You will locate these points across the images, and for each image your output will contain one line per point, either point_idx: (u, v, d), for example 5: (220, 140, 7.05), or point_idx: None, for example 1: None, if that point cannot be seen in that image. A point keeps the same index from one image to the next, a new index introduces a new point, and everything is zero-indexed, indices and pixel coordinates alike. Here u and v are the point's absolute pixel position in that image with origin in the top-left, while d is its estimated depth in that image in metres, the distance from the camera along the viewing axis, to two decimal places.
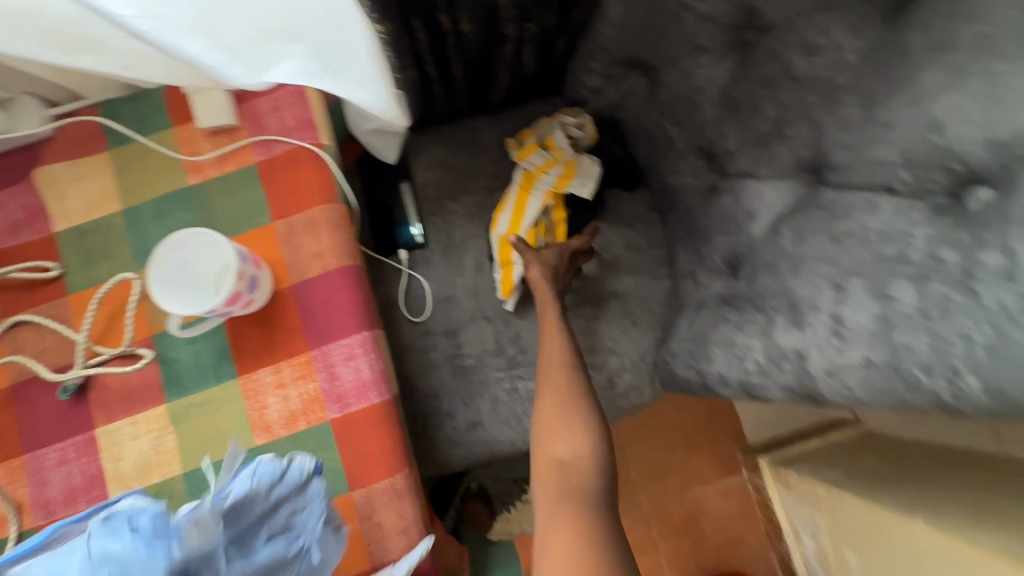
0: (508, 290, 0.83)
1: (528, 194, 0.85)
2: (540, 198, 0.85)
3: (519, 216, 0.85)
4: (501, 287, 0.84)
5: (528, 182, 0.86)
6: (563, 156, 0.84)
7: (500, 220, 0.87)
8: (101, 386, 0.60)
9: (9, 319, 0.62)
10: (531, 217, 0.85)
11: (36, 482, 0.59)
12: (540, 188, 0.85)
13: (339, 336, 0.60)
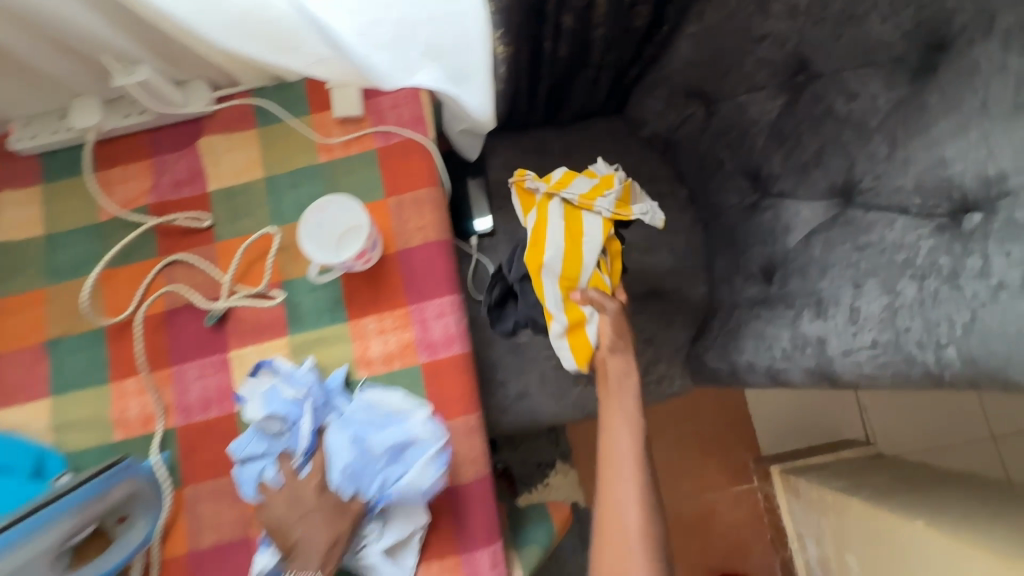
0: (588, 356, 0.72)
1: (582, 221, 0.74)
2: (601, 234, 0.74)
3: (578, 260, 0.73)
4: (574, 353, 0.72)
5: (579, 212, 0.74)
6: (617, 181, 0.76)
7: (554, 263, 0.72)
8: (236, 318, 0.74)
9: (167, 257, 0.76)
10: (593, 259, 0.74)
11: (179, 390, 0.72)
12: (594, 219, 0.75)
13: (434, 296, 0.73)
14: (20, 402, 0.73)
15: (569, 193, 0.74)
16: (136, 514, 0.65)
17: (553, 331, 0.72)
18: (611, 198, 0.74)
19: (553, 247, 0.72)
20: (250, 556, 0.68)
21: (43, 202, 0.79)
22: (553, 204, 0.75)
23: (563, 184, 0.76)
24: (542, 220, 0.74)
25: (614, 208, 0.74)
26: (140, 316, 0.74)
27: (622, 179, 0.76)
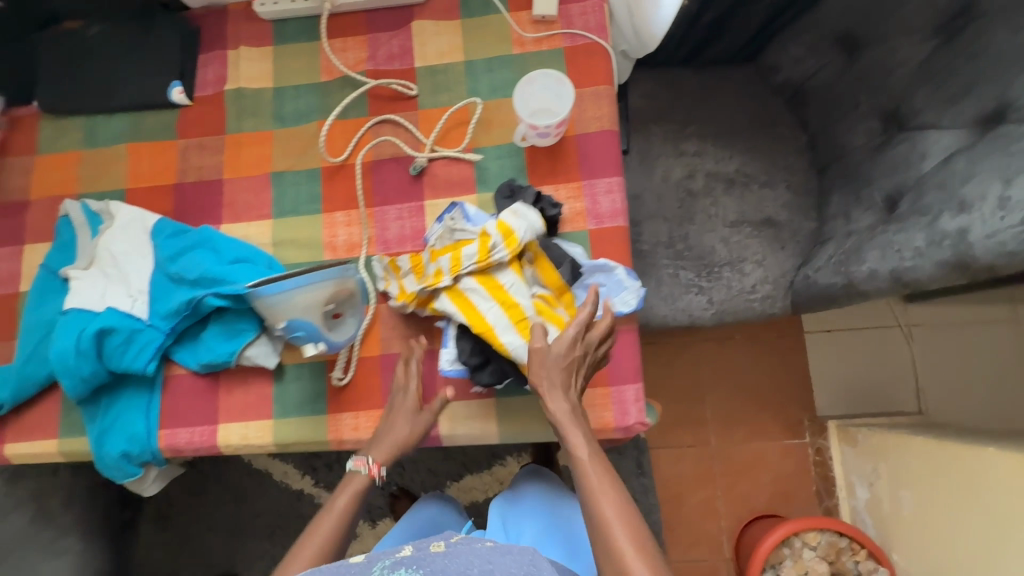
0: None
1: (499, 279, 0.70)
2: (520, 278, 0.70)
3: (513, 305, 0.69)
4: None
5: (489, 274, 0.71)
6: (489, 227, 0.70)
7: (497, 325, 0.68)
8: (433, 174, 0.87)
9: (377, 117, 0.89)
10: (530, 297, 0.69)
11: (380, 226, 0.86)
12: (506, 272, 0.70)
13: (605, 176, 0.85)
14: (247, 219, 0.88)
15: (465, 266, 0.70)
16: (348, 314, 0.79)
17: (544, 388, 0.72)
18: (499, 242, 0.69)
19: (489, 310, 0.69)
20: (431, 367, 0.80)
21: (275, 60, 0.93)
22: (462, 284, 0.71)
23: (453, 261, 0.70)
24: (468, 304, 0.70)
25: (506, 249, 0.69)
26: (353, 162, 0.88)
27: (495, 222, 0.70)
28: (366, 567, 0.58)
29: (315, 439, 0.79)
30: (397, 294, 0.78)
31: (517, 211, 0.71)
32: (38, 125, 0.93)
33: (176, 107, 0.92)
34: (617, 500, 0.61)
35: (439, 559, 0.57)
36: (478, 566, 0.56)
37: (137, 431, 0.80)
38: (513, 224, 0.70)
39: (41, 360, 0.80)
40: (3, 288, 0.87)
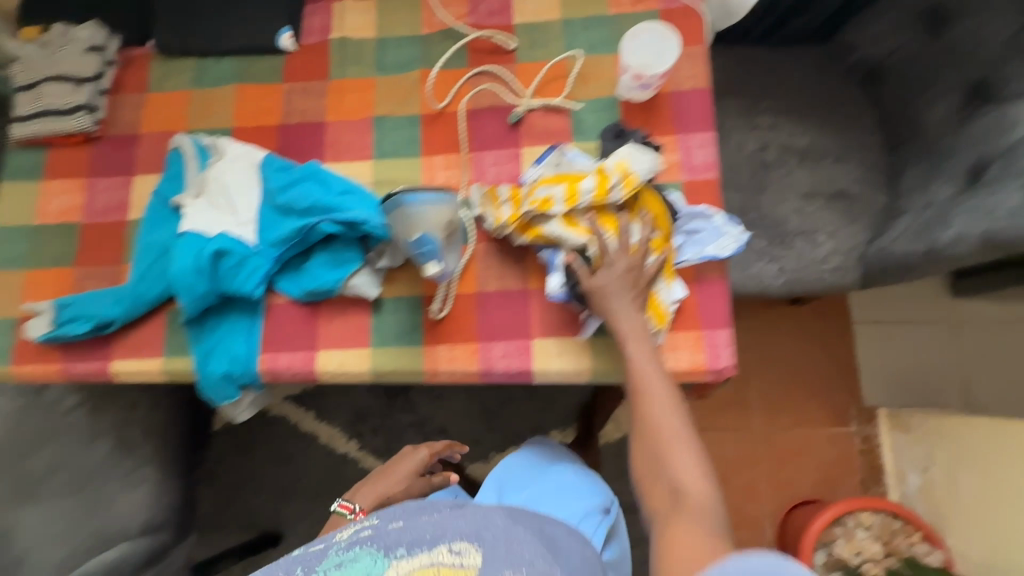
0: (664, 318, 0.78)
1: (614, 216, 0.76)
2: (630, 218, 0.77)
3: (627, 236, 0.75)
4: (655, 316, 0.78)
5: (602, 209, 0.77)
6: (606, 166, 0.76)
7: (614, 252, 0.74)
8: (530, 123, 0.89)
9: (476, 68, 0.92)
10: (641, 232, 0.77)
11: (478, 171, 0.88)
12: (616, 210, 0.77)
13: (699, 131, 0.87)
14: (348, 160, 0.91)
15: (583, 199, 0.75)
16: (448, 248, 0.75)
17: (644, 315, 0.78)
18: (618, 180, 0.75)
19: (606, 239, 0.75)
20: (526, 306, 0.82)
21: (379, 13, 0.96)
22: (577, 217, 0.76)
23: (570, 194, 0.76)
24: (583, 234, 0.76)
25: (623, 189, 0.75)
26: (452, 110, 0.91)
27: (614, 163, 0.76)
28: (324, 552, 0.74)
29: (411, 369, 0.82)
30: (493, 220, 0.81)
31: (633, 156, 0.77)
32: (150, 65, 0.97)
33: (282, 54, 0.96)
34: (658, 364, 0.73)
35: (395, 533, 0.74)
36: (429, 532, 0.72)
37: (239, 355, 0.83)
38: (632, 166, 0.76)
39: (156, 282, 0.83)
40: (112, 215, 0.91)
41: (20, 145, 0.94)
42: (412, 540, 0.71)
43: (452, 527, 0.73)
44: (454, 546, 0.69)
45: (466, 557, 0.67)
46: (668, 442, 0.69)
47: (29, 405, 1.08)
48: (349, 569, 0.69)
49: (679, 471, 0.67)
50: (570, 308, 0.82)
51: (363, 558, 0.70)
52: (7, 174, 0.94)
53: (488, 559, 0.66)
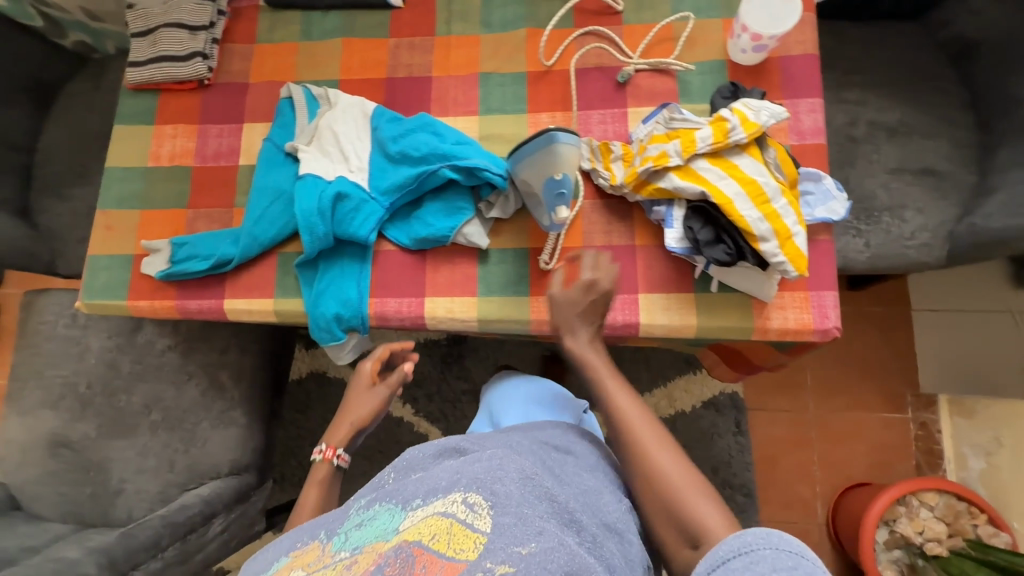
0: (801, 260, 0.70)
1: (736, 161, 0.73)
2: (752, 160, 0.73)
3: (747, 179, 0.71)
4: (791, 260, 0.70)
5: (723, 156, 0.74)
6: (721, 114, 0.74)
7: (732, 194, 0.71)
8: (636, 84, 0.90)
9: (582, 29, 0.92)
10: (763, 174, 0.72)
11: (584, 129, 0.90)
12: (737, 154, 0.74)
13: (808, 96, 0.87)
14: (455, 114, 0.93)
15: (700, 148, 0.74)
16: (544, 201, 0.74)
17: (776, 253, 0.70)
18: (737, 125, 0.73)
19: (724, 183, 0.72)
20: (633, 261, 0.84)
21: None
22: (696, 165, 0.74)
23: (687, 144, 0.75)
24: (703, 181, 0.73)
25: (744, 131, 0.72)
26: (559, 68, 0.92)
27: (729, 110, 0.74)
28: (344, 511, 0.64)
29: (518, 318, 0.84)
30: (611, 179, 0.83)
31: (752, 103, 0.74)
32: (258, 15, 0.99)
33: (388, 9, 0.97)
34: (644, 414, 0.69)
35: (411, 482, 0.63)
36: (444, 479, 0.61)
37: (349, 297, 0.86)
38: (749, 111, 0.73)
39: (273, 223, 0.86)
40: (223, 160, 0.93)
41: (133, 90, 0.97)
42: (427, 490, 0.60)
43: (469, 471, 0.62)
44: (471, 499, 0.58)
45: (481, 518, 0.56)
46: (677, 488, 0.63)
47: (123, 346, 1.12)
48: (365, 530, 0.58)
49: (694, 519, 0.60)
50: (677, 265, 0.83)
51: (381, 516, 0.59)
52: (121, 117, 0.96)
53: (503, 525, 0.55)
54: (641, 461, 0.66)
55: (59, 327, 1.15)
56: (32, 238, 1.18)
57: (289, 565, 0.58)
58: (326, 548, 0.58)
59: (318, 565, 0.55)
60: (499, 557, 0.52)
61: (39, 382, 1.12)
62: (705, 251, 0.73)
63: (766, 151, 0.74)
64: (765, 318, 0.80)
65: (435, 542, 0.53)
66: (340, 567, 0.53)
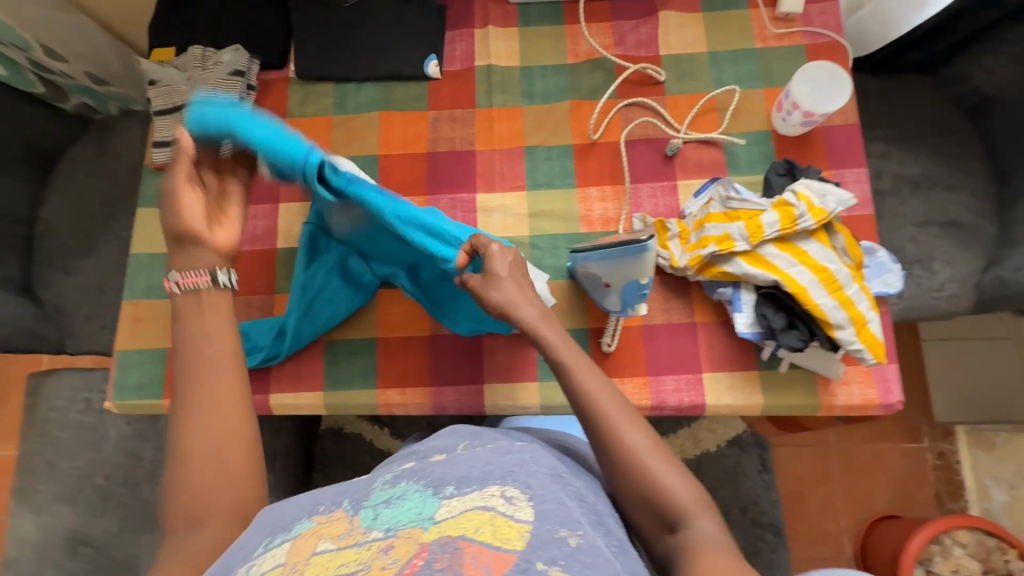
0: (880, 349, 0.70)
1: (805, 247, 0.73)
2: (820, 246, 0.73)
3: (820, 266, 0.72)
4: (869, 349, 0.70)
5: (791, 242, 0.74)
6: (784, 200, 0.75)
7: (806, 281, 0.71)
8: (684, 157, 0.90)
9: (626, 100, 0.92)
10: (835, 261, 0.72)
11: (635, 203, 0.89)
12: (804, 240, 0.74)
13: (852, 166, 0.88)
14: (501, 190, 0.90)
15: (767, 234, 0.74)
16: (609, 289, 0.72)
17: (851, 340, 0.70)
18: (805, 212, 0.73)
19: (796, 270, 0.72)
20: (694, 339, 0.83)
21: (522, 41, 0.96)
22: (765, 250, 0.74)
23: (753, 230, 0.75)
24: (774, 268, 0.73)
25: (812, 217, 0.73)
26: (604, 141, 0.91)
27: (792, 195, 0.75)
28: (368, 481, 0.55)
29: None
30: (671, 260, 0.82)
31: (816, 188, 0.75)
32: (289, 88, 0.95)
33: (426, 80, 0.94)
34: (609, 389, 0.61)
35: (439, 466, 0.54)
36: (477, 469, 0.52)
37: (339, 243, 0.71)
38: (815, 196, 0.74)
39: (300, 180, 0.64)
40: (260, 243, 0.89)
41: (158, 170, 0.91)
42: (461, 476, 0.52)
43: (502, 462, 0.53)
44: (510, 491, 0.49)
45: (521, 509, 0.47)
46: (642, 462, 0.56)
47: (145, 432, 1.06)
48: (397, 510, 0.49)
49: (662, 492, 0.55)
50: (740, 343, 0.82)
51: (410, 496, 0.50)
52: (145, 199, 0.91)
53: (545, 514, 0.48)
54: (608, 446, 0.58)
55: (72, 414, 1.08)
56: (37, 318, 1.10)
57: (313, 533, 0.49)
58: (354, 522, 0.49)
59: (348, 541, 0.46)
60: (551, 548, 0.44)
61: (53, 475, 1.04)
62: (781, 339, 0.72)
63: (830, 235, 0.75)
64: (830, 395, 0.80)
65: (481, 534, 0.44)
66: (375, 550, 0.44)
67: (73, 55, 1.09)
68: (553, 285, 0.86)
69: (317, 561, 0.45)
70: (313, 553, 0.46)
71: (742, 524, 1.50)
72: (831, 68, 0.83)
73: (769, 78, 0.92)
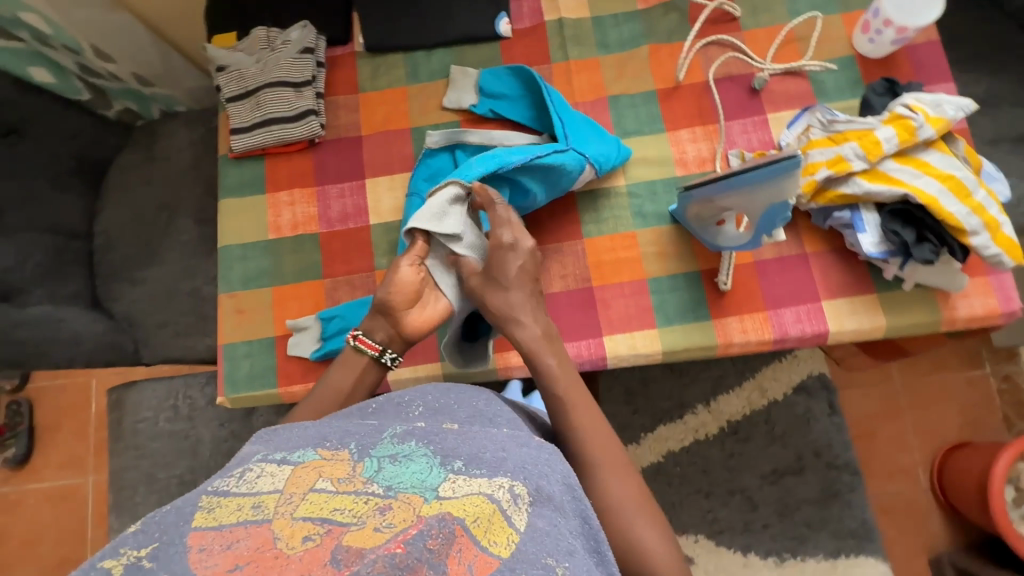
0: (1015, 249, 0.70)
1: (924, 156, 0.74)
2: (939, 153, 0.74)
3: (945, 174, 0.72)
4: (1006, 250, 0.70)
5: (909, 153, 0.74)
6: (895, 112, 0.75)
7: (932, 189, 0.71)
8: (770, 91, 0.89)
9: (704, 39, 0.90)
10: (955, 167, 0.72)
11: (728, 142, 0.87)
12: (922, 149, 0.74)
13: (940, 82, 0.86)
14: None
15: (888, 147, 0.73)
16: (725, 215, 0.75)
17: (986, 243, 0.70)
18: (923, 121, 0.73)
19: (919, 179, 0.72)
20: (808, 269, 0.82)
21: None
22: (885, 164, 0.74)
23: (873, 143, 0.74)
24: (898, 182, 0.73)
25: (932, 127, 0.73)
26: (687, 83, 0.89)
27: (903, 106, 0.75)
28: (378, 430, 0.50)
29: (704, 344, 0.81)
30: None
31: (927, 98, 0.75)
32: (358, 62, 0.93)
33: (498, 40, 0.92)
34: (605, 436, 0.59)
35: (453, 435, 0.49)
36: (491, 452, 0.47)
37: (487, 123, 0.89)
38: (930, 106, 0.74)
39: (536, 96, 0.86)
40: (353, 222, 0.87)
41: (236, 158, 0.89)
42: (473, 453, 0.47)
43: (518, 452, 0.48)
44: (518, 488, 0.44)
45: (519, 515, 0.43)
46: (621, 512, 0.55)
47: (241, 432, 1.04)
48: (402, 468, 0.44)
49: (638, 549, 0.53)
50: (855, 268, 0.81)
51: (416, 459, 0.45)
52: (226, 189, 0.89)
53: (541, 531, 0.43)
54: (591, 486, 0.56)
55: (161, 423, 1.05)
56: (113, 330, 1.05)
57: (315, 467, 0.45)
58: (357, 469, 0.44)
59: (349, 487, 0.42)
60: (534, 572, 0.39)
61: (151, 486, 1.03)
62: (913, 253, 0.72)
63: (946, 144, 0.75)
64: (952, 307, 0.79)
65: (475, 527, 0.39)
66: (373, 506, 0.40)
67: (120, 55, 1.07)
68: (658, 231, 0.85)
69: (312, 498, 0.40)
70: (312, 488, 0.41)
71: (817, 468, 1.29)
72: None
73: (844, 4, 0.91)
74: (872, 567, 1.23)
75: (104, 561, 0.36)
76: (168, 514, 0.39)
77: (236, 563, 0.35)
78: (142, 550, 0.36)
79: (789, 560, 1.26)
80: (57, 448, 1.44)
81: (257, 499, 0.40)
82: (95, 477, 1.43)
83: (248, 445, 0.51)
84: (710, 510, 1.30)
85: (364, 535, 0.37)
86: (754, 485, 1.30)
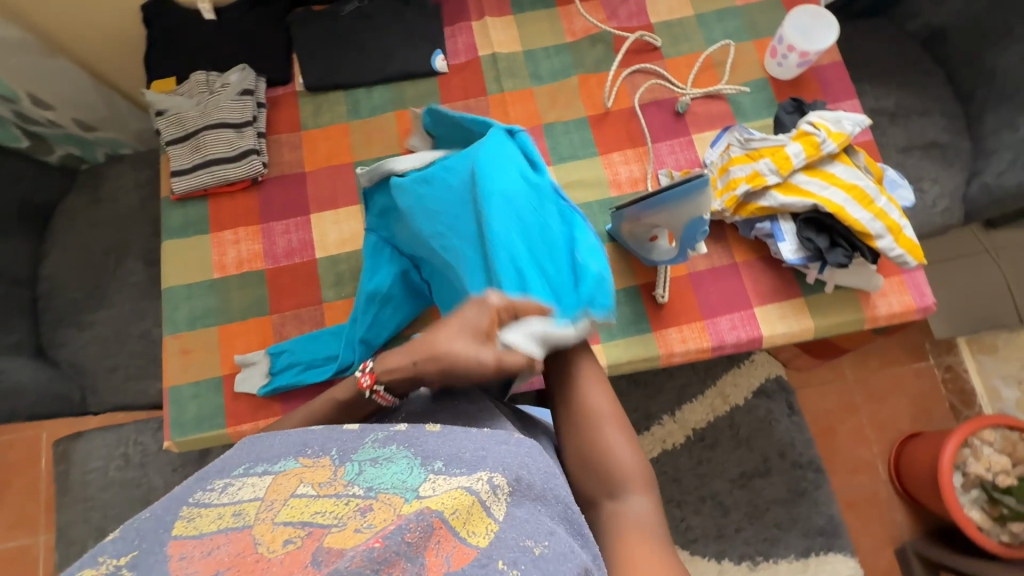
0: (918, 251, 0.76)
1: (831, 168, 0.80)
2: (843, 166, 0.80)
3: (848, 184, 0.78)
4: (910, 252, 0.76)
5: (818, 167, 0.80)
6: (802, 131, 0.81)
7: (838, 198, 0.77)
8: (693, 113, 0.94)
9: (629, 69, 0.96)
10: (858, 177, 0.78)
11: (657, 162, 0.92)
12: (828, 163, 0.80)
13: (845, 99, 0.93)
14: None
15: (796, 162, 0.79)
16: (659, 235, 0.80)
17: (892, 245, 0.75)
18: (825, 138, 0.79)
19: (826, 190, 0.78)
20: (739, 278, 0.86)
21: (519, 27, 0.99)
22: (795, 177, 0.80)
23: (782, 159, 0.80)
24: (807, 193, 0.78)
25: (833, 141, 0.79)
26: (617, 109, 0.95)
27: (809, 125, 0.81)
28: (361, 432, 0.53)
29: (647, 356, 0.84)
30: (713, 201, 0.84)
31: (830, 117, 0.82)
32: (299, 102, 0.95)
33: (435, 75, 0.96)
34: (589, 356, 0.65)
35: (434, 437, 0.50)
36: (470, 451, 0.48)
37: None
38: (832, 124, 0.80)
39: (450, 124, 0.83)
40: (299, 256, 0.88)
41: (178, 200, 0.90)
42: (453, 455, 0.48)
43: (498, 450, 0.49)
44: (497, 478, 0.45)
45: (499, 504, 0.44)
46: (598, 419, 0.59)
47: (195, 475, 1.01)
48: (382, 470, 0.47)
49: (605, 450, 0.57)
50: (780, 275, 0.86)
51: (397, 462, 0.47)
52: (170, 231, 0.89)
53: (520, 518, 0.44)
54: (572, 397, 0.61)
55: (112, 472, 1.02)
56: (58, 378, 1.02)
57: (296, 474, 0.47)
58: (338, 473, 0.47)
59: (330, 490, 0.44)
60: (513, 553, 0.40)
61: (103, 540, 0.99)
62: (828, 257, 0.78)
63: (848, 156, 0.82)
64: (872, 306, 0.84)
65: (455, 517, 0.40)
66: (353, 507, 0.42)
67: (60, 101, 1.07)
68: None
69: (293, 503, 0.43)
70: (292, 495, 0.44)
71: (782, 469, 1.33)
72: (815, 10, 0.90)
73: (753, 32, 0.98)
74: (842, 562, 1.26)
75: (85, 569, 0.38)
76: (146, 521, 0.41)
77: (216, 569, 0.37)
78: (120, 558, 0.38)
79: (762, 562, 1.28)
80: (5, 509, 1.37)
81: (238, 507, 0.42)
82: (46, 536, 1.35)
83: (234, 448, 0.52)
84: (683, 518, 1.31)
85: (343, 537, 0.39)
86: (723, 489, 1.33)
